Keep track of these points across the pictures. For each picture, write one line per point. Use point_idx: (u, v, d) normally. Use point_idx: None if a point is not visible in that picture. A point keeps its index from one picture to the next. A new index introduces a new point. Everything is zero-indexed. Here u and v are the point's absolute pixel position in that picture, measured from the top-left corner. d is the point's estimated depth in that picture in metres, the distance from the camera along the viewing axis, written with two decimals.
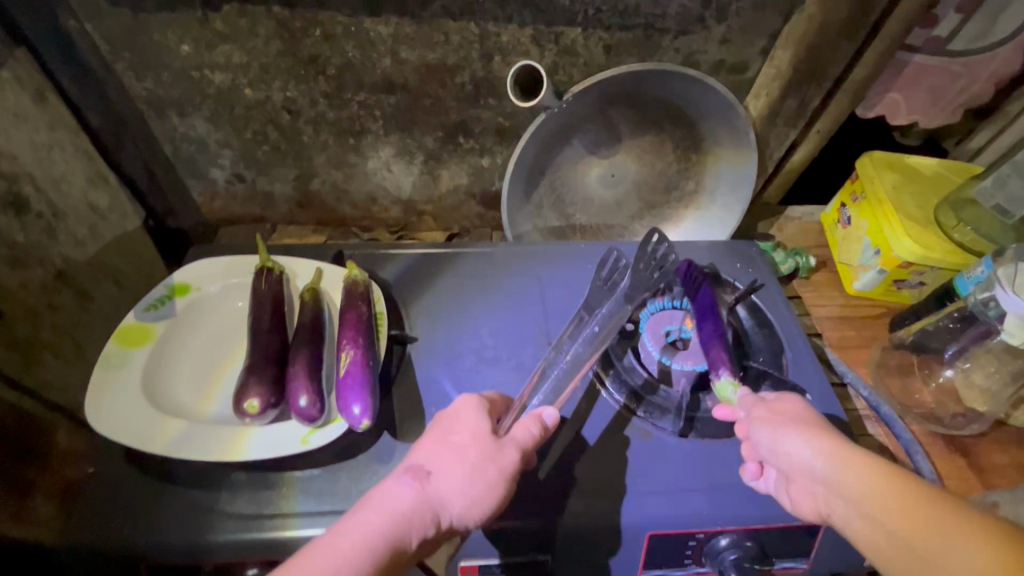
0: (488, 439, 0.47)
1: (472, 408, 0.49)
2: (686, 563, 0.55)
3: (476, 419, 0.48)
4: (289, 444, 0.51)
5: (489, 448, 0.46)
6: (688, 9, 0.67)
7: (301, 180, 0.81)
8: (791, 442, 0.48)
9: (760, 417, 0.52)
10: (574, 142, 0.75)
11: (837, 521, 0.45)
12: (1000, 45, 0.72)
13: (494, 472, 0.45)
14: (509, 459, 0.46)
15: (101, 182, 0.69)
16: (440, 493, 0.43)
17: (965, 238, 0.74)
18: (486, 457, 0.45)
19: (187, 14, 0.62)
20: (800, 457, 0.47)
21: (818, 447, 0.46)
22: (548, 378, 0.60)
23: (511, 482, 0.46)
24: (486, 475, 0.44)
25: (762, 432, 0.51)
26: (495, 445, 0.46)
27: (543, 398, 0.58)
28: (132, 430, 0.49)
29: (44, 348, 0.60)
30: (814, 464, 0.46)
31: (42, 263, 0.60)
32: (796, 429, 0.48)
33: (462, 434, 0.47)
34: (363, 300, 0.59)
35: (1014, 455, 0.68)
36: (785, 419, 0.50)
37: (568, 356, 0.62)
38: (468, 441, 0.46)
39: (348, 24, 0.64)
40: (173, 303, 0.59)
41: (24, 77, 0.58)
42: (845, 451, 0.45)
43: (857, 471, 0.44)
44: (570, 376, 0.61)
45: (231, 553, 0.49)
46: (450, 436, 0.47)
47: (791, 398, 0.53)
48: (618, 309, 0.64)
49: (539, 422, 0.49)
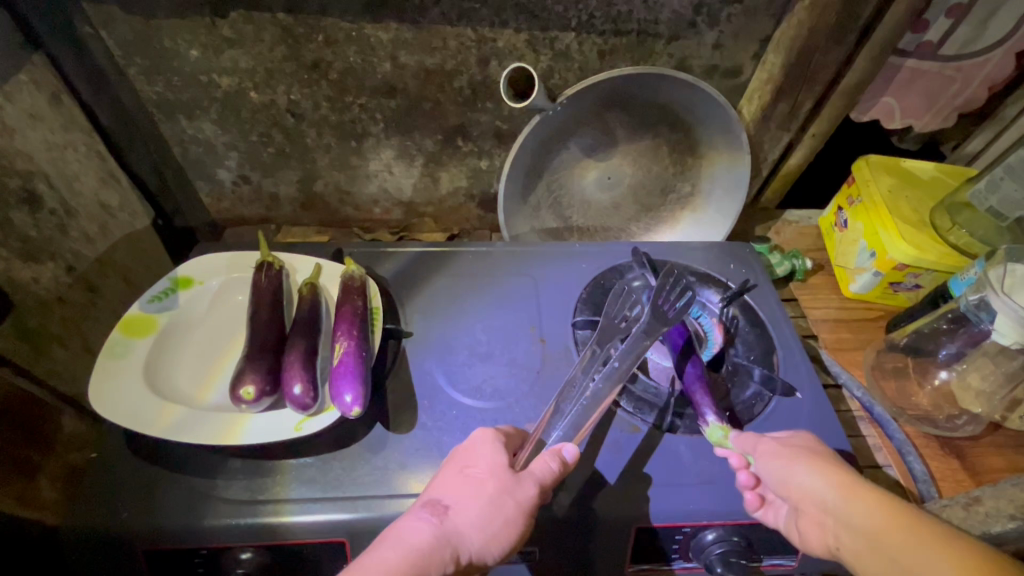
0: (506, 472, 0.47)
1: (489, 441, 0.50)
2: (674, 558, 0.56)
3: (494, 453, 0.49)
4: (283, 430, 0.52)
5: (507, 482, 0.46)
6: (680, 14, 0.69)
7: (305, 182, 0.83)
8: (795, 470, 0.50)
9: (765, 449, 0.53)
10: (571, 144, 0.77)
11: (846, 555, 0.46)
12: (993, 49, 0.72)
13: (512, 506, 0.45)
14: (527, 492, 0.46)
15: (111, 182, 0.72)
16: (458, 529, 0.44)
17: (960, 241, 0.74)
18: (504, 490, 0.46)
19: (195, 20, 0.65)
20: (808, 489, 0.49)
21: (822, 477, 0.49)
22: (566, 415, 0.56)
23: (530, 518, 0.46)
24: (504, 508, 0.45)
25: (771, 467, 0.51)
26: (513, 479, 0.47)
27: (563, 435, 0.55)
28: (134, 414, 0.51)
29: (52, 340, 0.62)
30: (819, 491, 0.48)
31: (53, 259, 0.62)
32: (809, 458, 0.50)
33: (479, 467, 0.48)
34: (359, 294, 0.60)
35: (1010, 458, 0.68)
36: (794, 454, 0.51)
37: (586, 393, 0.58)
38: (485, 474, 0.47)
39: (349, 29, 0.66)
40: (176, 296, 0.62)
41: (40, 80, 0.61)
42: (851, 482, 0.47)
43: (857, 495, 0.46)
44: (589, 413, 0.56)
45: (226, 537, 0.50)
46: (468, 469, 0.48)
47: (796, 436, 0.54)
48: (639, 345, 0.58)
49: (557, 457, 0.49)
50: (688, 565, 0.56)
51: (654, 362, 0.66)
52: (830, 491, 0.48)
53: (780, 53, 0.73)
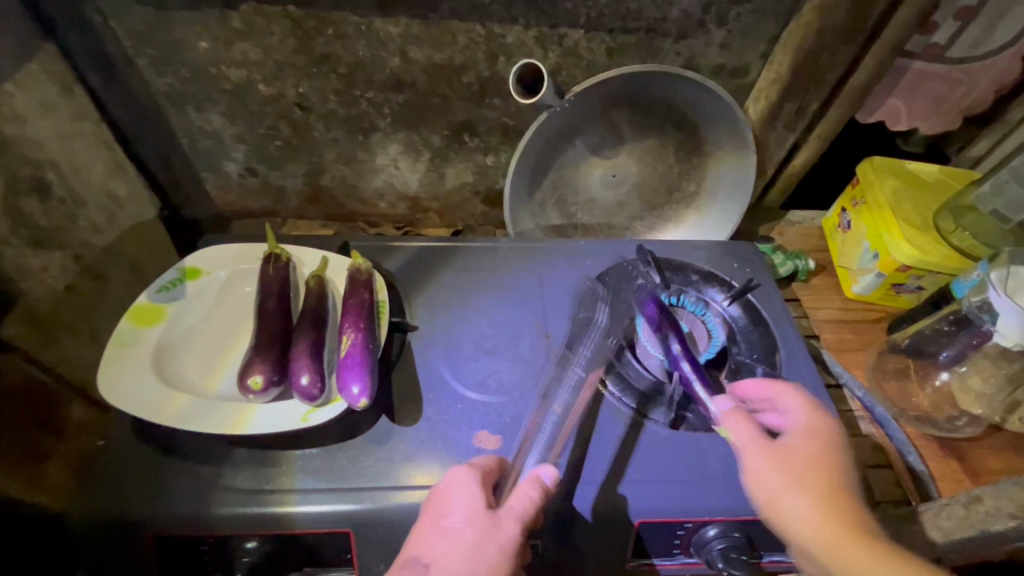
0: (483, 515, 0.46)
1: (463, 483, 0.48)
2: (675, 553, 0.56)
3: (469, 495, 0.47)
4: (290, 420, 0.52)
5: (484, 526, 0.45)
6: (689, 13, 0.69)
7: (311, 176, 0.83)
8: (784, 503, 0.45)
9: (755, 458, 0.48)
10: (578, 142, 0.77)
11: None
12: (999, 53, 0.73)
13: (494, 549, 0.44)
14: (507, 532, 0.45)
15: (119, 172, 0.72)
16: None
17: (963, 243, 0.75)
18: (483, 537, 0.45)
19: (206, 12, 0.65)
20: (790, 517, 0.45)
21: (811, 518, 0.44)
22: (542, 436, 0.57)
23: (516, 556, 0.45)
24: (486, 556, 0.44)
25: (759, 481, 0.47)
26: (490, 521, 0.46)
27: (539, 458, 0.55)
28: (143, 402, 0.51)
29: (60, 328, 0.63)
30: (805, 538, 0.44)
31: (62, 247, 0.63)
32: (799, 487, 0.45)
33: (455, 516, 0.46)
34: (366, 287, 0.61)
35: (1009, 460, 0.68)
36: (784, 474, 0.46)
37: (557, 408, 0.60)
38: (461, 523, 0.46)
39: (359, 23, 0.67)
40: (184, 286, 0.62)
41: (51, 69, 0.62)
42: (841, 523, 0.43)
43: (853, 553, 0.42)
44: (561, 432, 0.58)
45: (233, 526, 0.50)
46: (442, 521, 0.46)
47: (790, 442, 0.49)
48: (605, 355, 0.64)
49: (538, 485, 0.48)
50: (688, 560, 0.57)
51: (653, 357, 0.66)
52: (813, 526, 0.44)
53: (788, 53, 0.73)
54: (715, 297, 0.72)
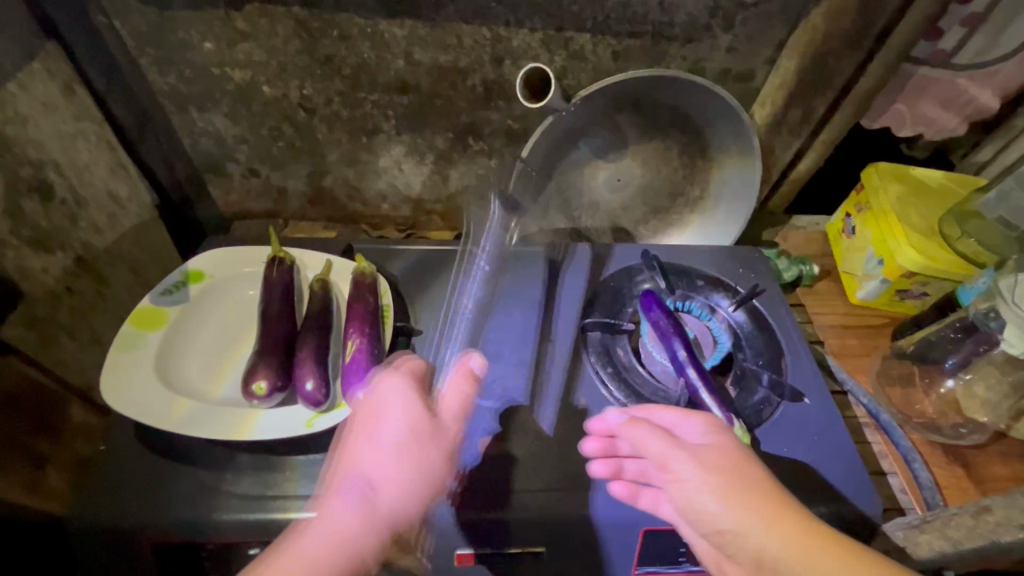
0: (422, 422, 0.47)
1: (397, 392, 0.49)
2: (680, 561, 0.54)
3: (404, 404, 0.48)
4: (295, 426, 0.52)
5: (422, 432, 0.47)
6: (696, 17, 0.69)
7: (314, 177, 0.82)
8: (715, 498, 0.44)
9: (679, 462, 0.47)
10: (581, 145, 0.78)
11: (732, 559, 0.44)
12: (1006, 59, 0.72)
13: (434, 450, 0.47)
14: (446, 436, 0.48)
15: (122, 172, 0.72)
16: (387, 502, 0.43)
17: (969, 250, 0.74)
18: (422, 442, 0.47)
19: (210, 13, 0.65)
20: (711, 510, 0.44)
21: (738, 509, 0.43)
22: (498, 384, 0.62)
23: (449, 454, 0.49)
24: (430, 459, 0.47)
25: (684, 481, 0.46)
26: (428, 428, 0.48)
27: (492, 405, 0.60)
28: (144, 406, 0.50)
29: (61, 330, 0.62)
30: (729, 525, 0.43)
31: (63, 248, 0.62)
32: (726, 482, 0.44)
33: (391, 428, 0.47)
34: (370, 291, 0.60)
35: (1015, 468, 0.67)
36: (709, 469, 0.45)
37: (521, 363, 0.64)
38: (399, 436, 0.46)
39: (365, 25, 0.66)
40: (188, 289, 0.61)
41: (53, 69, 0.61)
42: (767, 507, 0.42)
43: (780, 522, 0.42)
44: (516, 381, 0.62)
45: (235, 532, 0.50)
46: (379, 433, 0.46)
47: (710, 440, 0.48)
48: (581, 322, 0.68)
49: (468, 377, 0.52)
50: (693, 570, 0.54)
51: (657, 362, 0.66)
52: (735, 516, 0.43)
53: (794, 58, 0.73)
54: (721, 304, 0.71)
